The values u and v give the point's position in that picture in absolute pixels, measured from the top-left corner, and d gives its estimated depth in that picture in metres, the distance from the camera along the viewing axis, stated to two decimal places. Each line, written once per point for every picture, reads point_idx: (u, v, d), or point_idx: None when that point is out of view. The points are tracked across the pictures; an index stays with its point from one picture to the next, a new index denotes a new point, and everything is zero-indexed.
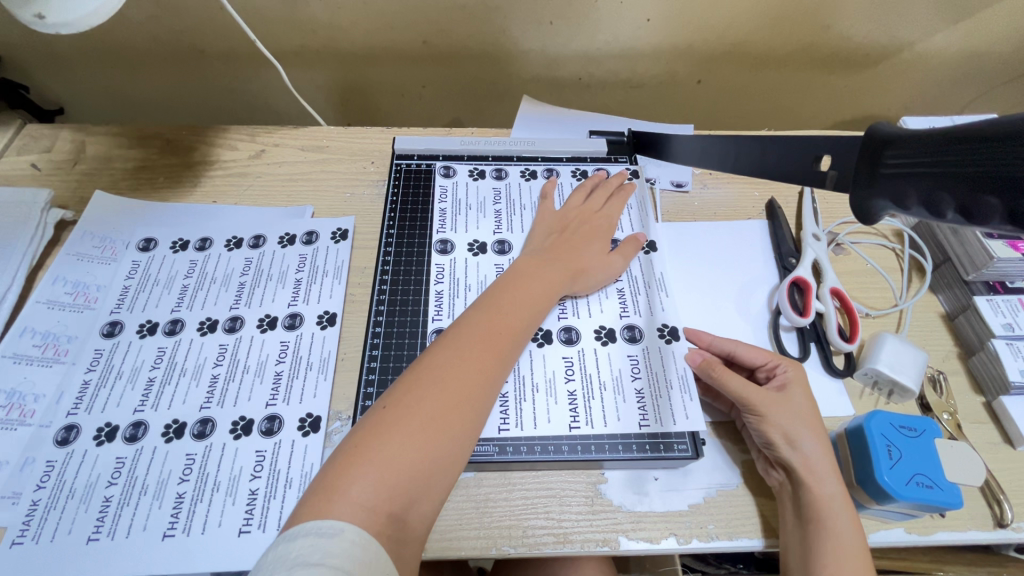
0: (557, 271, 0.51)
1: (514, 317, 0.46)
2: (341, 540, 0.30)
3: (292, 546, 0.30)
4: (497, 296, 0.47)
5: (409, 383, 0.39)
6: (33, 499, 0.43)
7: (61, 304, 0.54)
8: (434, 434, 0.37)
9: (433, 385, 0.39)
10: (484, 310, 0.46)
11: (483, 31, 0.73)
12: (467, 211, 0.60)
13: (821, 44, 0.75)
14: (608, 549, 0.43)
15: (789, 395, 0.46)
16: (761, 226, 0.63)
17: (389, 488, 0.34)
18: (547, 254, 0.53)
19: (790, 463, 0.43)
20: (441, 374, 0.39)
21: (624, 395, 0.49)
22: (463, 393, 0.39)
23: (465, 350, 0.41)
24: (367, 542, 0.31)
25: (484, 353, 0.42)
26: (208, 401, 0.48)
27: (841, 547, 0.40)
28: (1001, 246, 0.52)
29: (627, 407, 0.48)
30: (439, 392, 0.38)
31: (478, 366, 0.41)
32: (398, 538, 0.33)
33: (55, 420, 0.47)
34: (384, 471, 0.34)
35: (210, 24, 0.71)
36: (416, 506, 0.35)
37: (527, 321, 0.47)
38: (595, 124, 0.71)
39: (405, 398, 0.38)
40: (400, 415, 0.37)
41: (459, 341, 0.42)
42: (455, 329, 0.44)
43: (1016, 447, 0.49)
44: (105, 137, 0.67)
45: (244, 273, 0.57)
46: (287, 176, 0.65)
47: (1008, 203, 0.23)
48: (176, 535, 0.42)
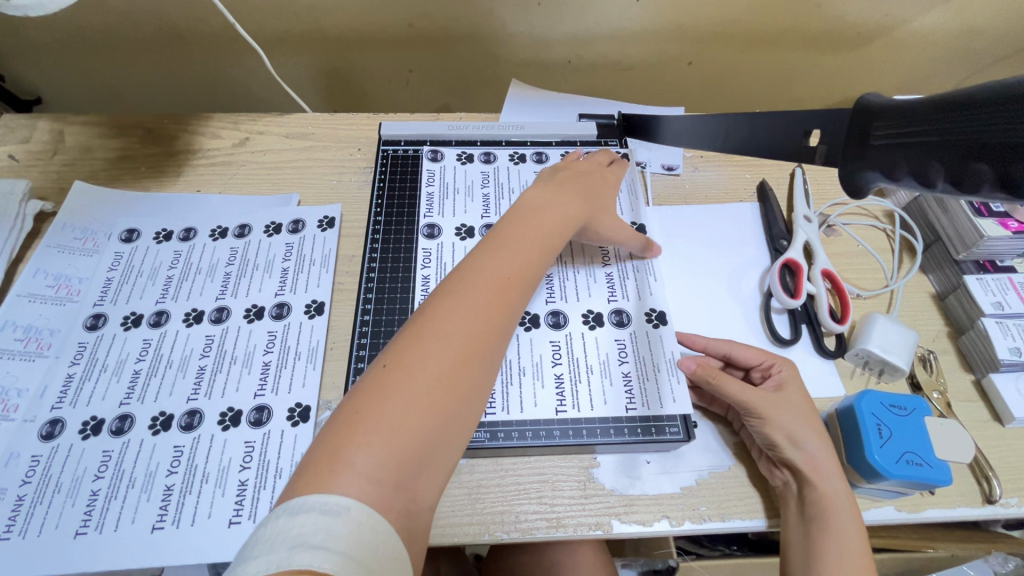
0: (568, 209, 0.47)
1: (526, 259, 0.41)
2: (350, 518, 0.26)
3: (293, 522, 0.26)
4: (504, 236, 0.42)
5: (410, 337, 0.33)
6: (19, 494, 0.43)
7: (42, 297, 0.52)
8: (445, 392, 0.32)
9: (439, 337, 0.33)
10: (492, 251, 0.40)
11: (470, 13, 0.71)
12: (455, 197, 0.60)
13: (812, 23, 0.74)
14: (601, 533, 0.43)
15: (786, 394, 0.46)
16: (751, 209, 0.62)
17: (400, 456, 0.29)
18: (554, 193, 0.48)
19: (795, 464, 0.43)
20: (448, 323, 0.34)
21: (615, 379, 0.49)
22: (472, 343, 0.34)
23: (473, 296, 0.36)
24: (377, 521, 0.27)
25: (494, 298, 0.37)
26: (196, 393, 0.48)
27: (848, 544, 0.40)
28: (990, 224, 0.52)
29: (617, 391, 0.48)
30: (447, 344, 0.33)
31: (488, 312, 0.36)
32: (411, 511, 0.29)
33: (39, 415, 0.46)
34: (392, 438, 0.29)
35: (190, 8, 0.69)
36: (430, 472, 0.30)
37: (538, 264, 0.42)
38: (584, 108, 0.70)
39: (408, 355, 0.32)
40: (405, 371, 0.31)
41: (467, 289, 0.36)
42: (458, 273, 0.38)
43: (1004, 424, 0.49)
44: (84, 126, 0.66)
45: (229, 263, 0.56)
46: (272, 164, 0.64)
47: (998, 169, 0.23)
48: (165, 527, 0.42)
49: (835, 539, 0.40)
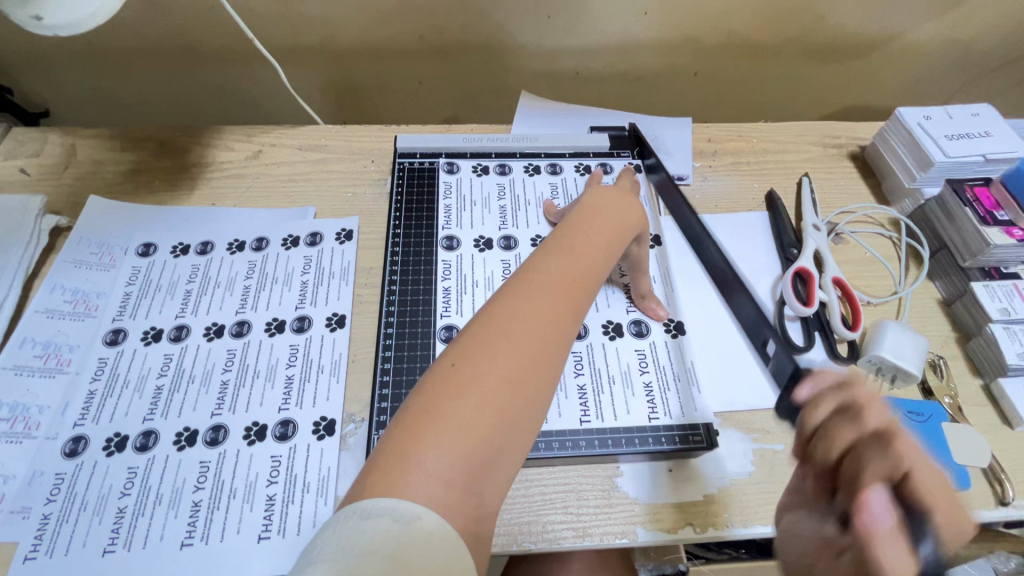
0: (625, 216, 0.45)
1: (585, 263, 0.39)
2: (421, 521, 0.25)
3: (366, 525, 0.25)
4: (564, 238, 0.40)
5: (476, 336, 0.32)
6: (44, 513, 0.43)
7: (61, 313, 0.52)
8: (514, 394, 0.31)
9: (505, 338, 0.32)
10: (553, 253, 0.39)
11: (480, 25, 0.72)
12: (472, 209, 0.60)
13: (814, 34, 0.76)
14: (627, 541, 0.44)
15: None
16: (762, 219, 0.64)
17: (469, 457, 0.28)
18: (608, 196, 0.46)
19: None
20: (512, 325, 0.33)
21: (637, 389, 0.49)
22: (539, 347, 0.33)
23: (537, 297, 0.35)
24: (446, 531, 0.26)
25: (559, 301, 0.36)
26: (220, 407, 0.48)
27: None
28: (996, 233, 0.54)
29: (638, 399, 0.49)
30: (513, 347, 0.32)
31: (552, 314, 0.35)
32: (477, 515, 0.28)
33: (61, 432, 0.46)
34: (460, 438, 0.28)
35: (202, 19, 0.70)
36: (497, 473, 0.29)
37: (596, 267, 0.40)
38: (595, 120, 0.71)
39: (475, 353, 0.31)
40: (472, 371, 0.31)
41: (532, 289, 0.35)
42: (522, 273, 0.37)
43: (1014, 427, 0.50)
44: (96, 140, 0.66)
45: (248, 276, 0.56)
46: (288, 177, 0.64)
47: None
48: (194, 544, 0.42)
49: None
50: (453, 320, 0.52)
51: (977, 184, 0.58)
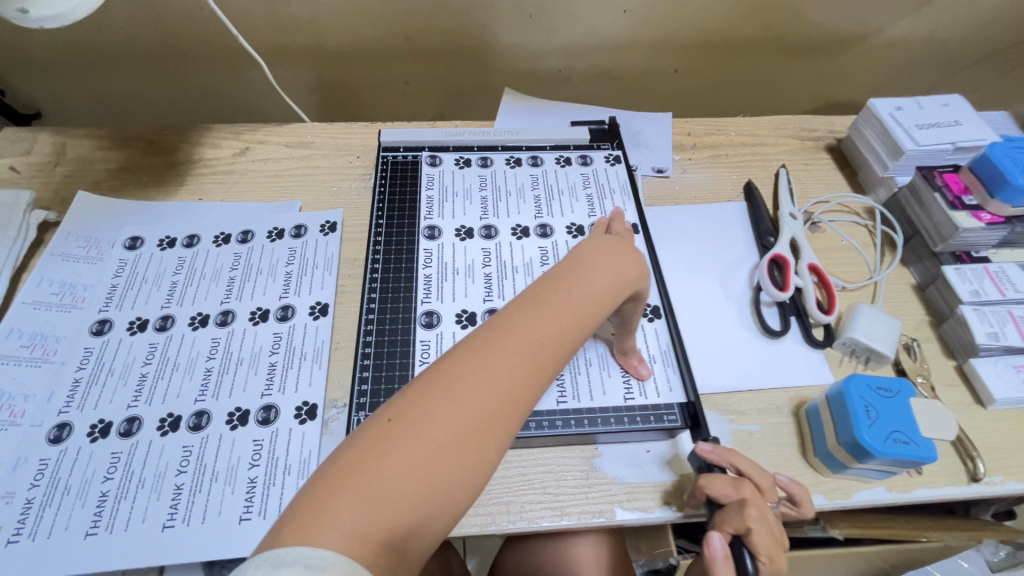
0: (632, 264, 0.39)
1: (570, 317, 0.34)
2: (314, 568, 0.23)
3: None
4: (557, 280, 0.36)
5: (425, 389, 0.29)
6: (28, 497, 0.43)
7: (47, 305, 0.53)
8: (456, 460, 0.28)
9: (460, 399, 0.29)
10: (535, 300, 0.34)
11: (464, 24, 0.74)
12: (454, 201, 0.61)
13: (791, 30, 0.78)
14: (605, 520, 0.45)
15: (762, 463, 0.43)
16: (739, 208, 0.65)
17: (387, 521, 0.26)
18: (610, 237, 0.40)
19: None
20: (470, 386, 0.29)
21: (614, 371, 0.50)
22: (495, 415, 0.29)
23: (508, 353, 0.31)
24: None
25: (524, 360, 0.31)
26: (203, 394, 0.48)
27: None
28: (965, 216, 0.55)
29: (615, 382, 0.50)
30: (464, 411, 0.29)
31: (521, 378, 0.31)
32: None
33: (46, 419, 0.47)
34: (379, 503, 0.26)
35: (190, 20, 0.71)
36: (417, 542, 0.27)
37: (586, 320, 0.35)
38: (576, 115, 0.73)
39: (418, 410, 0.28)
40: (415, 429, 0.28)
41: (494, 343, 0.31)
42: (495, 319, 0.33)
43: (986, 406, 0.51)
44: (85, 139, 0.67)
45: (233, 268, 0.57)
46: (274, 172, 0.65)
47: None
48: (176, 525, 0.42)
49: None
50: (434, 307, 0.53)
51: (946, 169, 0.59)
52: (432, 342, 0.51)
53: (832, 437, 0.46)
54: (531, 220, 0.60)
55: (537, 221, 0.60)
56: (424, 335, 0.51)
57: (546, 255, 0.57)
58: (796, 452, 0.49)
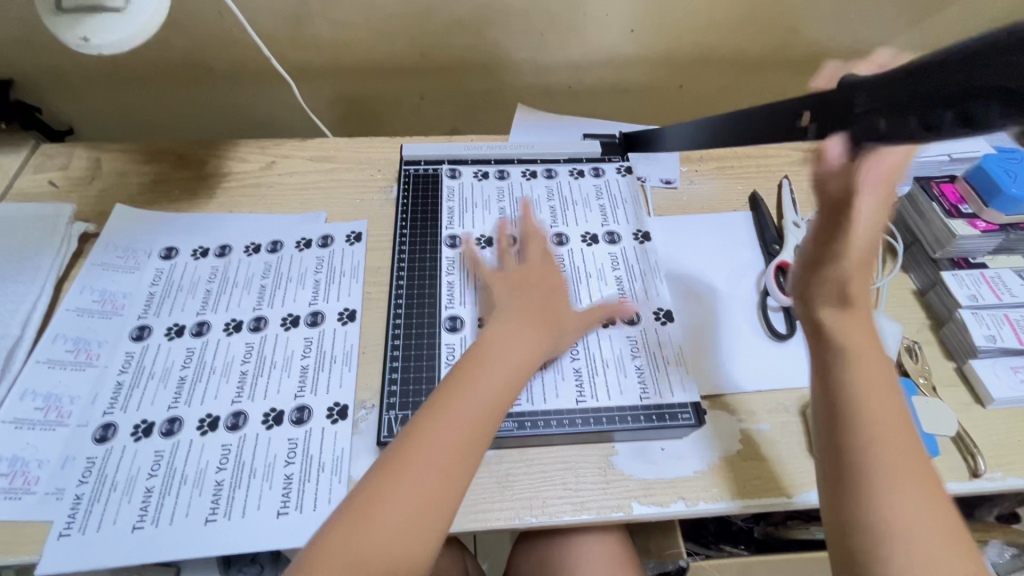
0: (528, 340, 0.49)
1: (493, 390, 0.45)
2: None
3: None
4: (473, 364, 0.47)
5: (386, 465, 0.41)
6: (77, 493, 0.46)
7: (90, 311, 0.56)
8: (422, 512, 0.39)
9: (419, 466, 0.40)
10: (461, 377, 0.46)
11: (478, 43, 0.77)
12: (505, 207, 0.65)
13: (791, 47, 0.81)
14: (623, 514, 0.47)
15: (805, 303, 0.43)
16: (745, 218, 0.67)
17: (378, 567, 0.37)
18: (519, 312, 0.51)
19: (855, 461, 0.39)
20: (417, 454, 0.41)
21: (618, 370, 0.53)
22: (448, 472, 0.41)
23: (448, 425, 0.42)
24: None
25: (458, 425, 0.43)
26: (239, 396, 0.51)
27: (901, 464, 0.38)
28: (961, 224, 0.58)
29: (619, 379, 0.53)
30: (417, 473, 0.40)
31: (459, 439, 0.42)
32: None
33: (92, 420, 0.49)
34: (357, 559, 0.37)
35: (218, 40, 0.75)
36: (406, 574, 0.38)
37: (505, 386, 0.46)
38: (587, 128, 0.76)
39: (381, 485, 0.40)
40: (388, 495, 0.39)
41: (435, 417, 0.43)
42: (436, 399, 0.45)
43: (985, 405, 0.54)
44: (120, 154, 0.70)
45: (264, 276, 0.59)
46: (300, 185, 0.69)
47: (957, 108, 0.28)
48: (217, 519, 0.45)
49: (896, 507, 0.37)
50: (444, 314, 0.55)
51: (943, 180, 0.62)
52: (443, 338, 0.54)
53: None
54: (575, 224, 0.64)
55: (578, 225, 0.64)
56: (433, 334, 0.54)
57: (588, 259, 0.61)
58: (805, 450, 0.51)
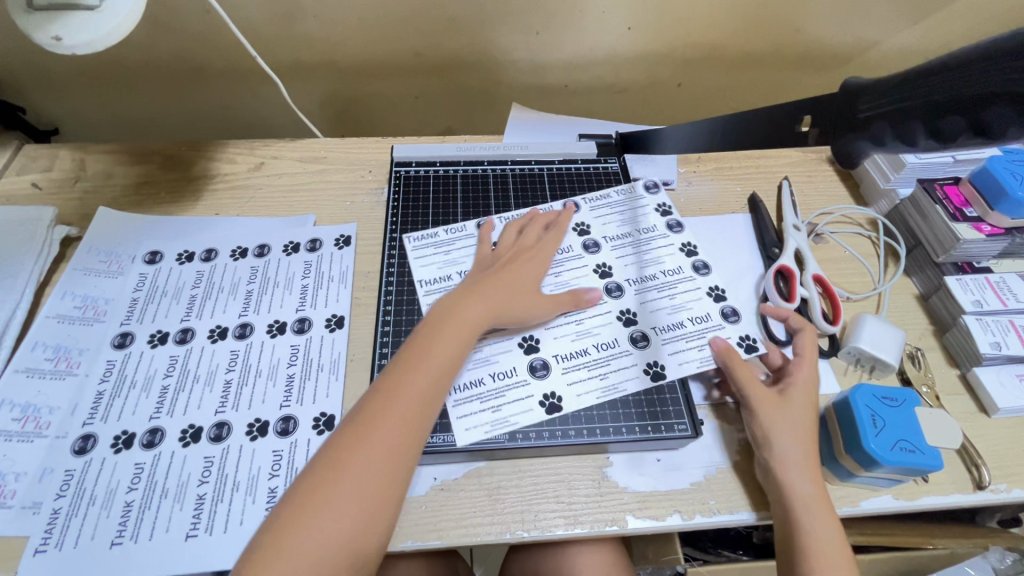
0: (471, 317, 0.49)
1: (426, 376, 0.45)
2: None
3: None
4: (412, 349, 0.47)
5: (332, 458, 0.40)
6: (54, 507, 0.44)
7: (71, 318, 0.55)
8: (355, 510, 0.38)
9: (347, 466, 0.40)
10: (404, 359, 0.46)
11: (472, 41, 0.76)
12: (618, 197, 0.65)
13: (792, 45, 0.80)
14: (617, 528, 0.45)
15: (790, 398, 0.48)
16: (744, 220, 0.66)
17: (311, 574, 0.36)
18: (481, 286, 0.52)
19: (763, 463, 0.46)
20: (363, 444, 0.41)
21: (516, 395, 0.50)
22: (382, 465, 0.40)
23: (377, 418, 0.42)
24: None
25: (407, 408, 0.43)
26: (223, 405, 0.50)
27: (811, 464, 0.46)
28: (966, 227, 0.56)
29: (512, 407, 0.49)
30: (366, 464, 0.40)
31: (394, 431, 0.42)
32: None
33: (71, 431, 0.48)
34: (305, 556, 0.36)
35: (205, 39, 0.73)
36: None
37: (444, 364, 0.46)
38: (583, 129, 0.75)
39: (325, 478, 0.39)
40: (316, 499, 0.38)
41: (381, 404, 0.43)
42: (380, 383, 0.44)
43: (990, 414, 0.52)
44: (105, 155, 0.68)
45: (250, 281, 0.58)
46: (289, 187, 0.67)
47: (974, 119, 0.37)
48: (199, 535, 0.43)
49: (807, 526, 0.43)
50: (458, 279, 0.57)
51: (947, 182, 0.60)
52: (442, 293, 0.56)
53: (840, 446, 0.47)
54: (666, 237, 0.61)
55: (669, 238, 0.61)
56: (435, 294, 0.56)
57: (652, 265, 0.59)
58: None
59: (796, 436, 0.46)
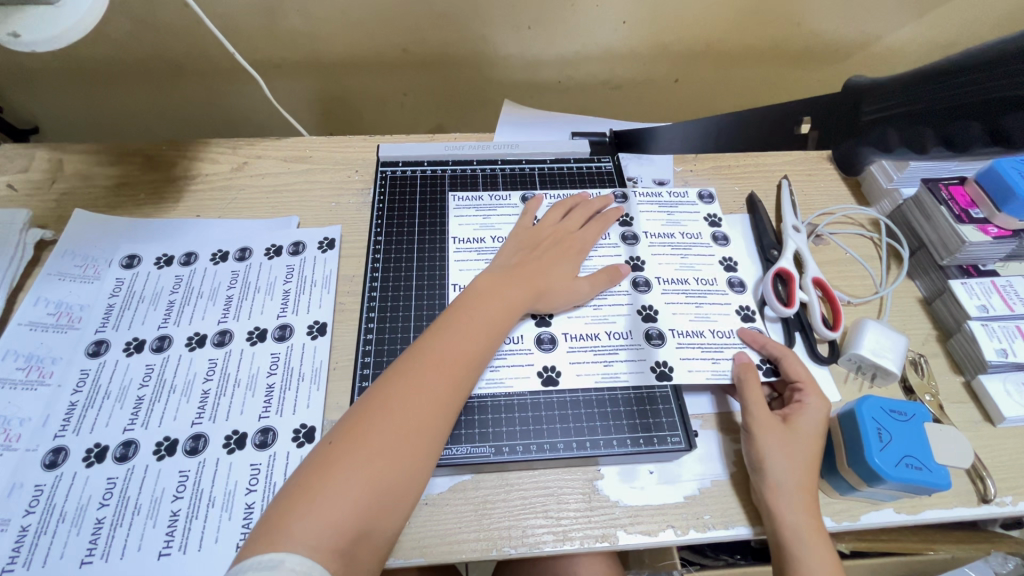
0: (512, 295, 0.49)
1: (466, 346, 0.45)
2: (280, 573, 0.32)
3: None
4: (450, 320, 0.47)
5: (362, 414, 0.40)
6: (22, 525, 0.42)
7: (44, 325, 0.53)
8: (384, 468, 0.38)
9: (381, 425, 0.39)
10: (443, 328, 0.46)
11: (462, 36, 0.73)
12: (670, 197, 0.64)
13: (792, 39, 0.77)
14: (607, 545, 0.44)
15: (794, 427, 0.46)
16: (742, 221, 0.63)
17: (337, 527, 0.35)
18: (518, 269, 0.52)
19: (756, 487, 0.45)
20: (395, 404, 0.40)
21: (516, 358, 0.50)
22: (415, 428, 0.40)
23: (415, 381, 0.42)
24: (310, 568, 0.33)
25: (444, 374, 0.43)
26: (200, 416, 0.48)
27: (807, 494, 0.44)
28: (971, 230, 0.54)
29: (509, 370, 0.50)
30: (396, 423, 0.39)
31: (430, 398, 0.41)
32: (350, 569, 0.35)
33: (41, 443, 0.46)
34: (329, 509, 0.35)
35: (186, 34, 0.70)
36: (369, 536, 0.36)
37: (478, 337, 0.46)
38: (577, 126, 0.73)
39: (355, 432, 0.39)
40: (346, 452, 0.38)
41: (415, 367, 0.43)
42: (416, 350, 0.44)
43: (995, 424, 0.50)
44: (83, 155, 0.66)
45: (230, 286, 0.56)
46: (271, 188, 0.65)
47: (995, 125, 0.45)
48: (172, 553, 0.42)
49: (795, 546, 0.42)
50: (490, 244, 0.58)
51: (952, 182, 0.58)
52: (472, 254, 0.58)
53: (842, 458, 0.45)
54: (707, 248, 0.60)
55: (711, 249, 0.60)
56: (465, 252, 0.58)
57: (686, 270, 0.58)
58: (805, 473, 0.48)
59: (794, 464, 0.44)
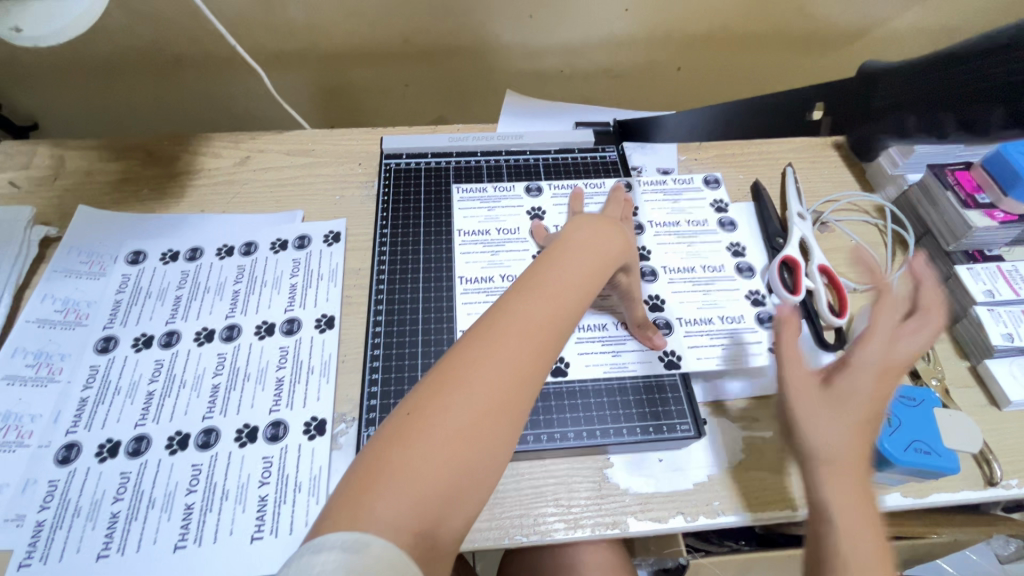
0: (611, 245, 0.43)
1: (564, 295, 0.38)
2: (365, 558, 0.25)
3: (314, 559, 0.25)
4: (536, 274, 0.39)
5: (437, 382, 0.32)
6: (38, 520, 0.43)
7: (51, 322, 0.53)
8: (473, 440, 0.31)
9: (473, 379, 0.32)
10: (526, 285, 0.38)
11: (463, 25, 0.72)
12: (675, 185, 0.64)
13: (795, 24, 0.77)
14: (618, 532, 0.44)
15: None
16: (748, 209, 0.63)
17: (420, 508, 0.28)
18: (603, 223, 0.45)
19: None
20: (478, 368, 0.32)
21: None
22: (507, 396, 0.32)
23: (503, 340, 0.34)
24: (395, 554, 0.26)
25: (534, 333, 0.35)
26: (210, 411, 0.48)
27: None
28: (978, 215, 0.54)
29: None
30: (482, 389, 0.32)
31: (522, 360, 0.34)
32: (430, 555, 0.28)
33: (54, 439, 0.46)
34: (411, 485, 0.29)
35: (184, 26, 0.70)
36: (452, 516, 0.29)
37: (568, 292, 0.38)
38: (581, 116, 0.73)
39: (435, 401, 0.31)
40: (429, 421, 0.31)
41: (501, 323, 0.35)
42: (498, 307, 0.36)
43: (1002, 408, 0.51)
44: (84, 151, 0.66)
45: (237, 281, 0.56)
46: (275, 181, 0.65)
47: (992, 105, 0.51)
48: (187, 546, 0.42)
49: None
50: (496, 235, 0.58)
51: (958, 167, 0.58)
52: (478, 246, 0.58)
53: None
54: (714, 234, 0.60)
55: (717, 235, 0.60)
56: (471, 244, 0.58)
57: (693, 258, 0.58)
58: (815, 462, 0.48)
59: None
